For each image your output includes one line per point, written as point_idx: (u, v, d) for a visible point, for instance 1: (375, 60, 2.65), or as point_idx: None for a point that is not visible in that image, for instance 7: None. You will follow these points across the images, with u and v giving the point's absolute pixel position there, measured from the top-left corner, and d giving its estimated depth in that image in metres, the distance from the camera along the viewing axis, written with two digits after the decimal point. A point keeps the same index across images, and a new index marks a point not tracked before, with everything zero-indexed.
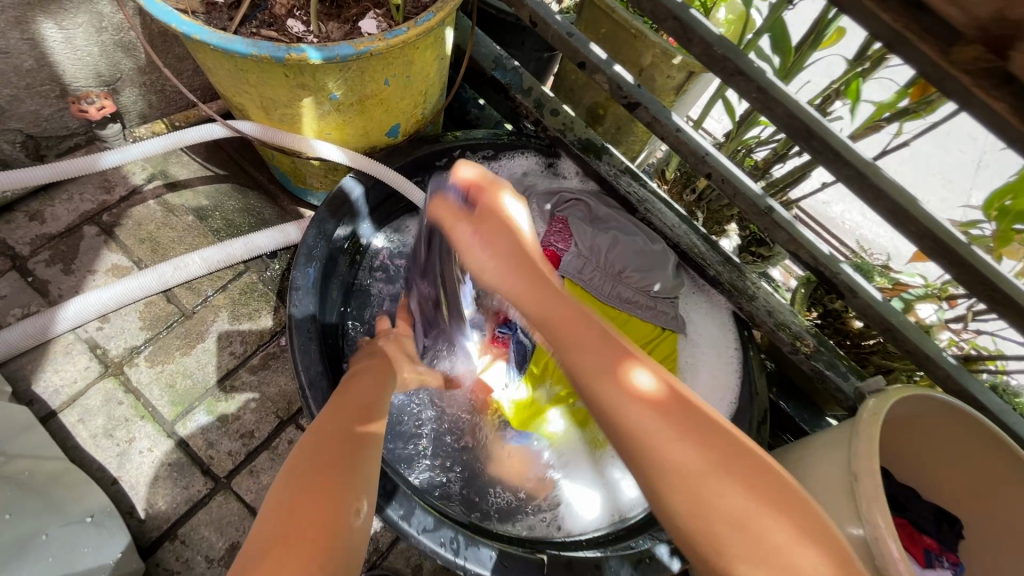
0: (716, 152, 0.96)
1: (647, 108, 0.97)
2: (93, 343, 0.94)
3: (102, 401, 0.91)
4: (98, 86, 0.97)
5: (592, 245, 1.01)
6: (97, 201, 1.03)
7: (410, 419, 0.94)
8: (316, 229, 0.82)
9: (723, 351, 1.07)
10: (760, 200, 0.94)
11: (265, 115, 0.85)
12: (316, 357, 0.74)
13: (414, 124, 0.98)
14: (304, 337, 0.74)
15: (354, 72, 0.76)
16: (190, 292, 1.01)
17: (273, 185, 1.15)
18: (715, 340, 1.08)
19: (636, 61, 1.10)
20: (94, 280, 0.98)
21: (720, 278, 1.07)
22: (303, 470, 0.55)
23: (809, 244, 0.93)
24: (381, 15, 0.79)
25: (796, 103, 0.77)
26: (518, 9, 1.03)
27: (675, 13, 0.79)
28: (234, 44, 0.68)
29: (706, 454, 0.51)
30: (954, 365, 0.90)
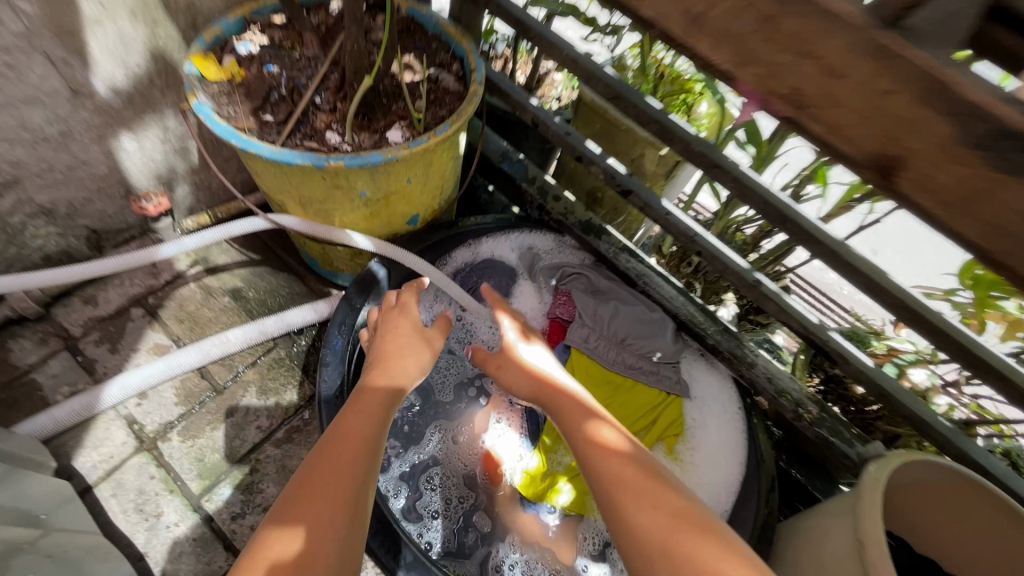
0: (703, 232, 1.03)
1: (638, 195, 1.06)
2: (131, 418, 1.01)
3: (135, 475, 0.96)
4: (157, 185, 1.12)
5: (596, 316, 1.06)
6: (145, 285, 1.14)
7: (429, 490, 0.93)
8: (345, 306, 0.96)
9: (727, 411, 1.09)
10: (747, 274, 1.01)
11: (302, 210, 0.96)
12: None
13: (431, 213, 1.09)
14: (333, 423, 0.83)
15: (381, 175, 0.88)
16: (224, 368, 1.08)
17: (301, 268, 1.25)
18: (718, 400, 1.10)
19: (628, 152, 1.23)
20: (136, 359, 1.06)
21: (719, 347, 1.12)
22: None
23: (797, 313, 0.99)
24: (405, 126, 0.92)
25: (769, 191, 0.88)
26: (521, 112, 1.16)
27: (655, 118, 0.91)
28: (283, 155, 0.80)
29: (681, 532, 0.54)
30: (952, 428, 0.93)
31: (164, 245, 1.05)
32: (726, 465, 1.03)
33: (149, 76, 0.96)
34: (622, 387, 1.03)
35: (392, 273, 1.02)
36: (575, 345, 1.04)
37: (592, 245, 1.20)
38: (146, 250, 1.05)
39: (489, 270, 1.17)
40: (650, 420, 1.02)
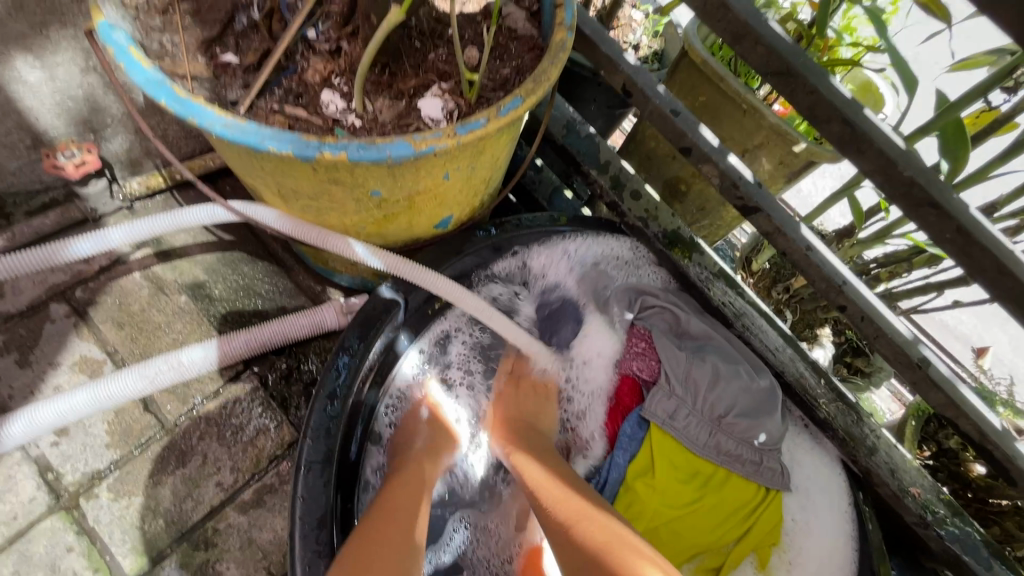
0: (856, 280, 0.72)
1: (770, 215, 0.74)
2: (44, 464, 0.74)
3: (46, 547, 0.70)
4: (82, 133, 0.79)
5: (687, 376, 0.79)
6: (70, 272, 0.83)
7: None
8: (340, 351, 0.65)
9: (834, 508, 0.84)
10: (912, 348, 0.71)
11: (284, 203, 0.64)
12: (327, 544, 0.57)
13: (470, 211, 0.77)
14: (311, 548, 0.58)
15: (407, 171, 0.55)
16: (175, 397, 0.80)
17: (287, 256, 0.95)
18: (824, 492, 0.86)
19: (743, 140, 0.90)
20: (55, 377, 0.78)
21: (833, 423, 0.85)
22: None
23: (976, 412, 0.70)
24: (447, 90, 0.58)
25: (1017, 257, 0.54)
26: (607, 73, 0.81)
27: (844, 113, 0.58)
28: (245, 135, 0.48)
29: None
30: None
31: (76, 238, 0.70)
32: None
33: None
34: (712, 481, 0.76)
35: (411, 300, 0.72)
36: (657, 421, 0.77)
37: (678, 266, 0.89)
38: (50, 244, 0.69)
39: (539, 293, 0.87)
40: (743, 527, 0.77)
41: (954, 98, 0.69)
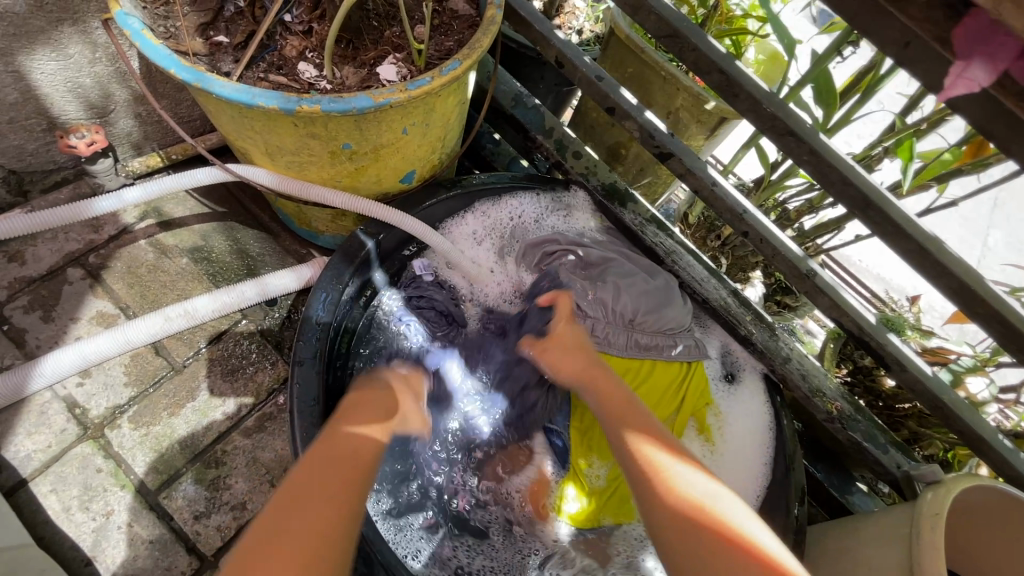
0: (754, 209, 0.87)
1: (681, 159, 0.89)
2: (72, 401, 0.85)
3: (78, 468, 0.82)
4: (90, 118, 0.91)
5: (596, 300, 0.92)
6: (83, 241, 0.95)
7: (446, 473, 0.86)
8: (329, 276, 0.80)
9: (753, 399, 0.99)
10: (801, 262, 0.86)
11: (271, 161, 0.77)
12: (317, 420, 0.71)
13: (429, 169, 0.90)
14: (307, 421, 0.71)
15: (370, 122, 0.69)
16: (182, 343, 0.92)
17: (275, 224, 1.07)
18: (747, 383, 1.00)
19: (665, 103, 1.05)
20: (75, 330, 0.89)
21: (751, 339, 1.00)
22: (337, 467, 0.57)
23: (853, 310, 0.86)
24: (401, 59, 0.71)
25: (855, 169, 0.70)
26: (542, 48, 0.95)
27: (719, 65, 0.72)
28: (238, 94, 0.61)
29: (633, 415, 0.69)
30: (1010, 448, 0.84)
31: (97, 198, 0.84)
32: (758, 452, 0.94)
33: None
34: (641, 373, 0.89)
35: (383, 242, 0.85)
36: None
37: (615, 215, 1.03)
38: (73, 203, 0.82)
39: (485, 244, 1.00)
40: (678, 401, 0.90)
41: (821, 54, 0.84)
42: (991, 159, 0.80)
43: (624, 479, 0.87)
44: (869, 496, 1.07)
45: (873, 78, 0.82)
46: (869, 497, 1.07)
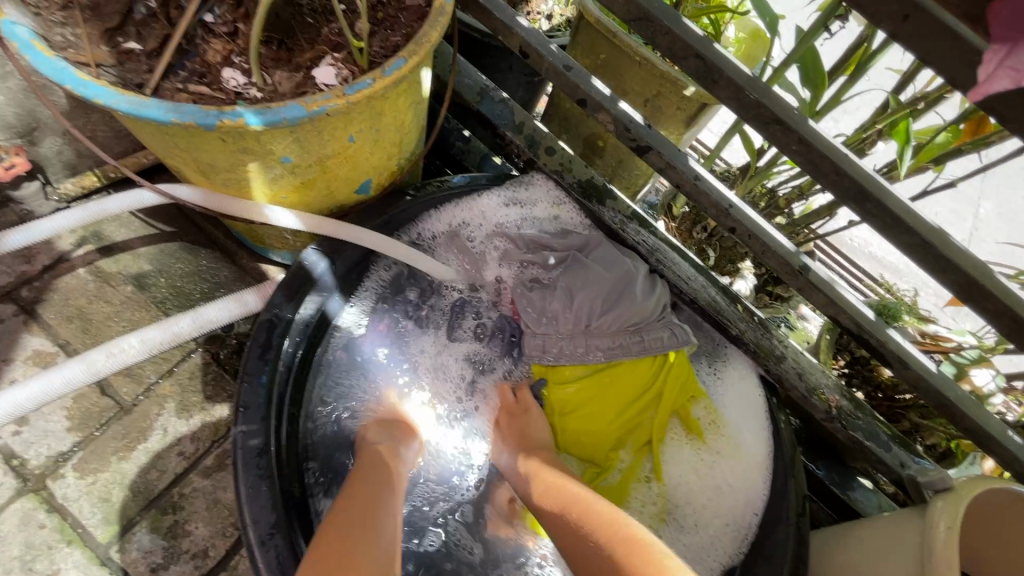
0: (741, 202, 0.81)
1: (660, 152, 0.83)
2: (9, 452, 0.78)
3: (19, 525, 0.75)
4: (9, 138, 0.82)
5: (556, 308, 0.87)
6: (14, 274, 0.87)
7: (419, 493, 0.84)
8: (268, 319, 0.71)
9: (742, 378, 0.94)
10: (794, 258, 0.80)
11: (205, 179, 0.69)
12: (265, 469, 0.65)
13: (389, 176, 0.82)
14: (253, 472, 0.64)
15: (309, 133, 0.61)
16: (130, 379, 0.85)
17: (230, 242, 1.00)
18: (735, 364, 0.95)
19: (641, 91, 0.98)
20: (9, 372, 0.82)
21: (744, 339, 0.93)
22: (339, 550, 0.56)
23: (852, 308, 0.80)
24: (341, 59, 0.63)
25: (848, 158, 0.64)
26: (506, 37, 0.88)
27: (696, 50, 0.66)
28: (148, 111, 0.53)
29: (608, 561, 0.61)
30: (1020, 444, 0.79)
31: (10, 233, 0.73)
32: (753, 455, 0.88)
33: None
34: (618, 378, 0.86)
35: (340, 261, 0.77)
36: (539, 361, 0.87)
37: (594, 213, 0.97)
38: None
39: (448, 245, 0.93)
40: (655, 397, 0.88)
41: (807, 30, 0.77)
42: (996, 136, 0.74)
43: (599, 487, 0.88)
44: (871, 491, 1.03)
45: (863, 54, 0.75)
46: (871, 492, 1.03)
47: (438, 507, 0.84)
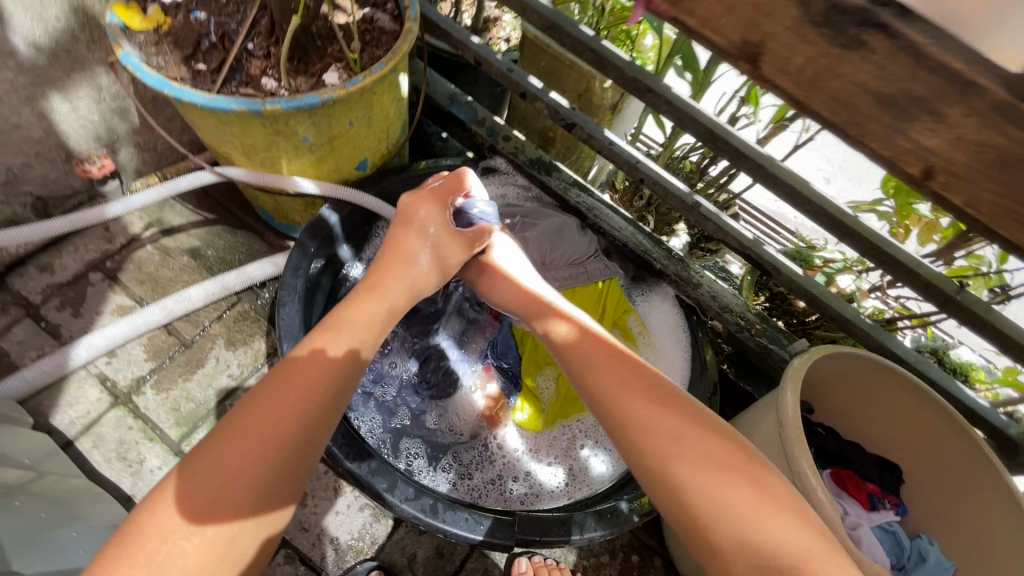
0: (645, 160, 1.10)
1: (582, 127, 1.11)
2: (103, 376, 1.03)
3: (113, 427, 1.00)
4: (99, 147, 1.10)
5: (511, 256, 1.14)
6: (100, 250, 1.14)
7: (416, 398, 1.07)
8: (299, 251, 0.96)
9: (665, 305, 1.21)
10: (687, 197, 1.09)
11: (249, 160, 0.97)
12: (300, 345, 0.87)
13: (380, 158, 1.10)
14: (292, 347, 0.87)
15: (322, 117, 0.89)
16: (189, 323, 1.10)
17: (260, 224, 1.27)
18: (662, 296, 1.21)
19: (574, 87, 1.25)
20: (100, 320, 1.08)
21: (666, 271, 1.19)
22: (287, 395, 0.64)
23: (732, 231, 1.08)
24: (342, 67, 0.92)
25: (700, 112, 0.91)
26: (464, 52, 1.17)
27: (589, 46, 0.94)
28: (217, 103, 0.81)
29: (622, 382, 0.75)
30: (872, 325, 1.04)
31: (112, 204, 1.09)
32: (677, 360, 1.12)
33: (71, 30, 0.93)
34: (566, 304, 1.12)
35: (345, 217, 1.03)
36: None
37: (543, 182, 1.23)
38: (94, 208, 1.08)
39: None
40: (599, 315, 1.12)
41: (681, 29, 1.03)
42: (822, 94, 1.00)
43: (570, 388, 1.07)
44: None
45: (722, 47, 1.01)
46: None
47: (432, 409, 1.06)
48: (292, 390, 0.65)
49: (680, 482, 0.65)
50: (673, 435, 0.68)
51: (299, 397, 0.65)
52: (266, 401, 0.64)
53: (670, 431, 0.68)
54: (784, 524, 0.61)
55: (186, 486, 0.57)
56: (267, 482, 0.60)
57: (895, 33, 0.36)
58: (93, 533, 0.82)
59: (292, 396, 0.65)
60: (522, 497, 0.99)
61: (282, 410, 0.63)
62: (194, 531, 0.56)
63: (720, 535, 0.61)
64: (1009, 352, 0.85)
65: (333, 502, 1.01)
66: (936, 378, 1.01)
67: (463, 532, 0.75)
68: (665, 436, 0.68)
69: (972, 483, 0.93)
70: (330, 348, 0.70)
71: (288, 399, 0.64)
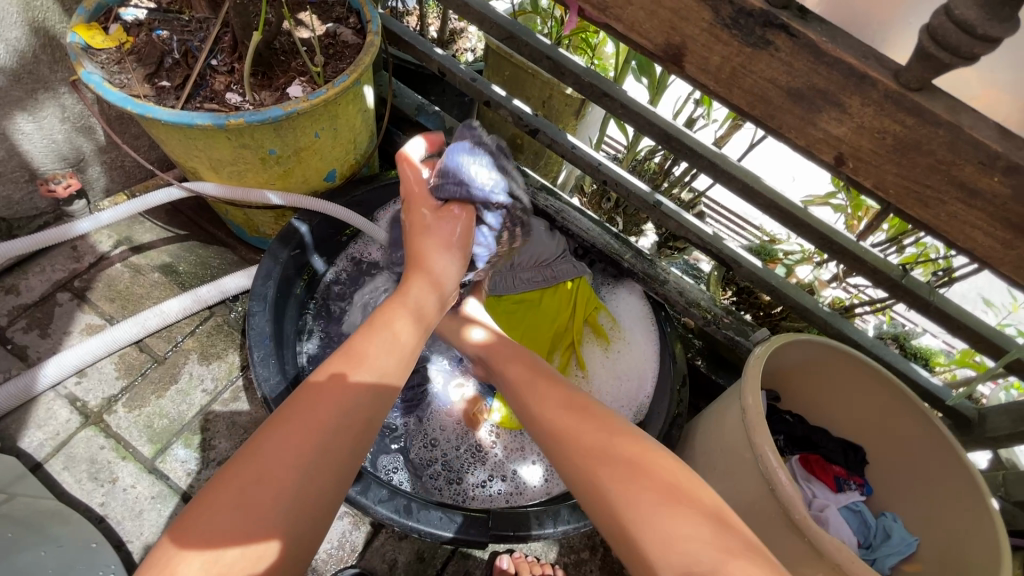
0: (607, 162, 1.14)
1: (545, 133, 1.14)
2: (73, 396, 1.02)
3: (85, 448, 0.99)
4: (64, 167, 1.10)
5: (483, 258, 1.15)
6: (67, 270, 1.13)
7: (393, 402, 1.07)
8: (270, 259, 0.97)
9: (635, 302, 1.24)
10: (649, 197, 1.13)
11: (216, 174, 0.98)
12: (272, 352, 0.88)
13: (349, 168, 1.12)
14: (263, 352, 0.87)
15: (287, 129, 0.90)
16: (162, 339, 1.10)
17: (232, 239, 1.27)
18: (632, 294, 1.24)
19: (537, 94, 1.29)
20: (69, 341, 1.07)
21: (634, 269, 1.22)
22: (308, 428, 0.58)
23: (693, 228, 1.12)
24: (305, 81, 0.94)
25: (654, 114, 0.95)
26: (428, 63, 1.20)
27: (546, 54, 0.98)
28: (180, 118, 0.82)
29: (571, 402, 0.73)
30: (829, 313, 1.08)
31: (79, 221, 1.08)
32: (646, 355, 1.16)
33: (32, 51, 0.93)
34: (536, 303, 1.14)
35: (315, 227, 1.05)
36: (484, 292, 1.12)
37: None
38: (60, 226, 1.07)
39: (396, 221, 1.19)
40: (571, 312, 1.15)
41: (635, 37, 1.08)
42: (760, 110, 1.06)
43: None
44: None
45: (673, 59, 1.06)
46: None
47: (411, 412, 1.07)
48: (320, 411, 0.60)
49: (576, 475, 0.63)
50: (581, 432, 0.67)
51: (322, 416, 0.59)
52: (280, 428, 0.58)
53: (581, 427, 0.67)
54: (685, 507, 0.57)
55: (200, 517, 0.51)
56: (295, 509, 0.54)
57: (796, 32, 0.42)
58: (64, 553, 0.81)
59: (314, 415, 0.59)
60: (507, 496, 1.00)
61: (302, 432, 0.58)
62: (197, 557, 0.49)
63: (627, 514, 0.58)
64: (956, 332, 0.89)
65: None
66: (893, 361, 1.05)
67: (436, 531, 0.76)
68: (585, 433, 0.66)
69: (925, 455, 0.97)
70: (349, 374, 0.64)
71: (319, 411, 0.60)
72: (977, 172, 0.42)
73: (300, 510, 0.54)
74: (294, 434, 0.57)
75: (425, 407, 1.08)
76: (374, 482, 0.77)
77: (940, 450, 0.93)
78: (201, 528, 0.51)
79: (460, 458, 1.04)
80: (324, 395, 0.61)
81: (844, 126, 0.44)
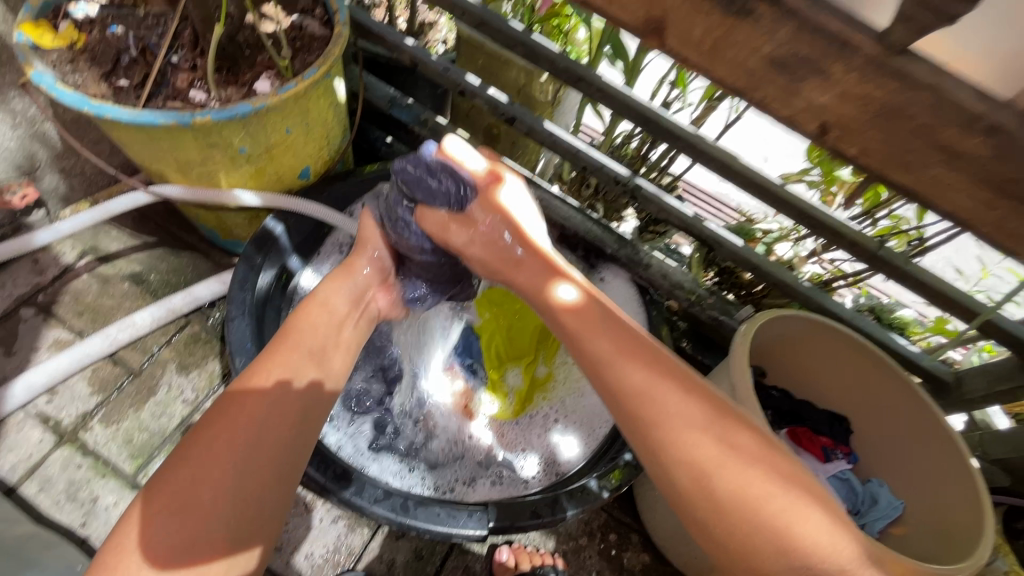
0: (586, 148, 1.13)
1: (522, 121, 1.13)
2: (44, 416, 0.98)
3: (61, 467, 0.95)
4: (18, 177, 1.05)
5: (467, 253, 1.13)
6: (30, 284, 1.08)
7: (383, 403, 1.05)
8: (245, 264, 0.94)
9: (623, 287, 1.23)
10: (629, 181, 1.12)
11: (184, 176, 0.94)
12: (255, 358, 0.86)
13: (323, 165, 1.09)
14: (244, 359, 0.85)
15: (256, 126, 0.87)
16: (136, 351, 1.06)
17: (204, 244, 1.23)
18: (620, 278, 1.24)
19: (512, 82, 1.27)
20: (37, 358, 1.02)
21: (618, 255, 1.22)
22: (232, 433, 0.61)
23: (674, 210, 1.12)
24: (273, 75, 0.91)
25: (631, 97, 0.95)
26: (399, 53, 1.17)
27: (520, 40, 0.96)
28: (143, 118, 0.78)
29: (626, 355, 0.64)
30: (810, 287, 1.10)
31: (39, 232, 1.03)
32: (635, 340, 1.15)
33: None
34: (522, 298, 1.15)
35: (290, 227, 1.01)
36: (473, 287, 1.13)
37: None
38: (20, 238, 1.02)
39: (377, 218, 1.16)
40: None
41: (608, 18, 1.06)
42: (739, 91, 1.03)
43: (534, 378, 1.11)
44: None
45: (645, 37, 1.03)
46: None
47: (402, 411, 1.05)
48: (240, 418, 0.62)
49: (690, 468, 0.56)
50: (688, 414, 0.59)
51: (245, 419, 0.62)
52: (206, 434, 0.60)
53: (673, 399, 0.60)
54: (808, 508, 0.55)
55: (146, 534, 0.55)
56: (226, 513, 0.58)
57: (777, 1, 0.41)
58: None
59: (238, 419, 0.61)
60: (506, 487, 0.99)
61: (221, 456, 0.59)
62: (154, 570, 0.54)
63: (747, 533, 0.54)
64: (933, 299, 0.91)
65: (305, 517, 0.99)
66: (874, 332, 1.08)
67: (437, 527, 0.75)
68: (662, 407, 0.59)
69: (909, 421, 0.99)
70: (273, 382, 0.66)
71: (237, 417, 0.62)
72: (956, 135, 0.42)
73: (242, 521, 0.58)
74: (219, 443, 0.60)
75: (416, 405, 1.06)
76: (368, 481, 0.76)
77: (923, 416, 0.96)
78: (151, 544, 0.55)
79: (453, 454, 1.02)
80: (246, 402, 0.63)
81: (827, 94, 0.44)
